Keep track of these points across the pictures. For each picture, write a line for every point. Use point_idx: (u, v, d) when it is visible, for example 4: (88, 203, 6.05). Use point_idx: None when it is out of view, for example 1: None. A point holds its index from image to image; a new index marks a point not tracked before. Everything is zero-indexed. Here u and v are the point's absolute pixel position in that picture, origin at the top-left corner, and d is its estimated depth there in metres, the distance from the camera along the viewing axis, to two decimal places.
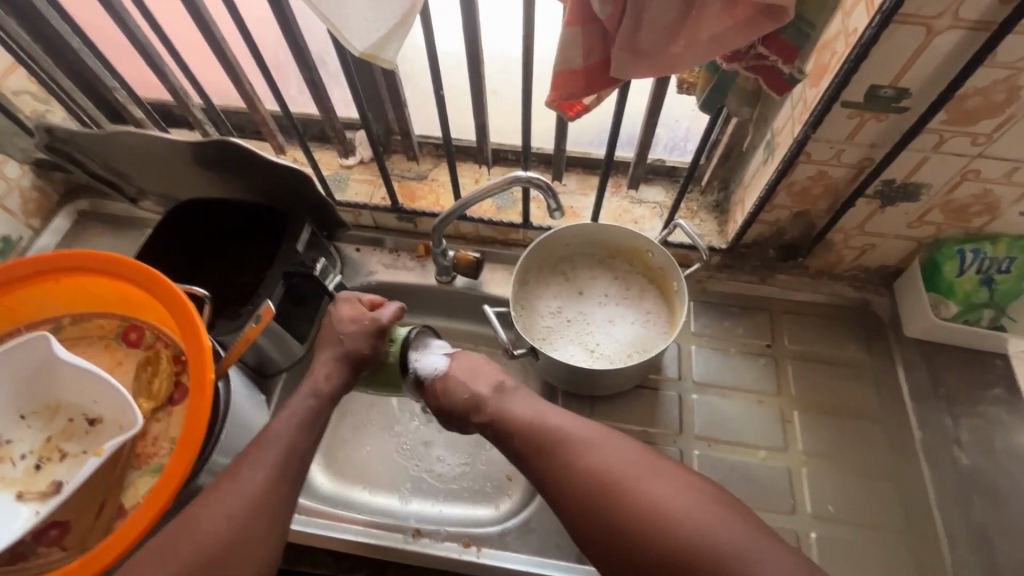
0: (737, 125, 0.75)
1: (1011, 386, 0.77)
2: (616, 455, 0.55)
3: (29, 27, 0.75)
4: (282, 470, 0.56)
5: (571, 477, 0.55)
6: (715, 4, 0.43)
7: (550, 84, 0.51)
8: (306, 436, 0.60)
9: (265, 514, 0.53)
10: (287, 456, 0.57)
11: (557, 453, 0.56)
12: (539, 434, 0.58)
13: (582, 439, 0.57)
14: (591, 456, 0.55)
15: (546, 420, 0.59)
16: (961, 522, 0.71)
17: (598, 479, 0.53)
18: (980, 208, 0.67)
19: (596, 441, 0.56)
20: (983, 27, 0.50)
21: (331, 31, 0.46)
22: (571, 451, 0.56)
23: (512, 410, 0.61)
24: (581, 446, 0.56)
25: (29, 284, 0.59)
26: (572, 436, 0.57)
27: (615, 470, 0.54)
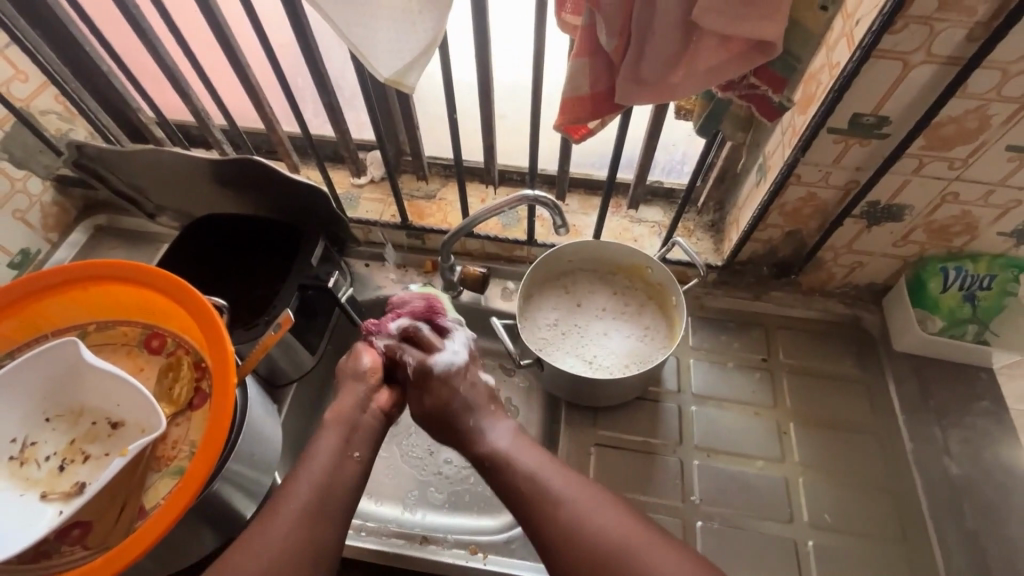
0: (730, 150, 0.80)
1: (997, 398, 0.80)
2: (613, 513, 0.55)
3: (61, 53, 0.80)
4: (330, 480, 0.57)
5: (568, 542, 0.53)
6: (711, 39, 0.47)
7: (560, 109, 0.55)
8: (345, 454, 0.60)
9: (321, 523, 0.54)
10: (331, 468, 0.58)
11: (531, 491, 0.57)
12: (540, 491, 0.57)
13: (583, 502, 0.55)
14: (594, 518, 0.54)
15: (549, 475, 0.58)
16: (953, 530, 0.73)
17: (598, 542, 0.53)
18: (960, 228, 0.71)
19: (597, 503, 0.55)
20: (954, 62, 0.54)
21: (353, 53, 0.50)
22: (571, 511, 0.55)
23: (514, 461, 0.60)
24: (581, 509, 0.55)
25: (58, 292, 0.62)
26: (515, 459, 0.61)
27: (615, 529, 0.53)
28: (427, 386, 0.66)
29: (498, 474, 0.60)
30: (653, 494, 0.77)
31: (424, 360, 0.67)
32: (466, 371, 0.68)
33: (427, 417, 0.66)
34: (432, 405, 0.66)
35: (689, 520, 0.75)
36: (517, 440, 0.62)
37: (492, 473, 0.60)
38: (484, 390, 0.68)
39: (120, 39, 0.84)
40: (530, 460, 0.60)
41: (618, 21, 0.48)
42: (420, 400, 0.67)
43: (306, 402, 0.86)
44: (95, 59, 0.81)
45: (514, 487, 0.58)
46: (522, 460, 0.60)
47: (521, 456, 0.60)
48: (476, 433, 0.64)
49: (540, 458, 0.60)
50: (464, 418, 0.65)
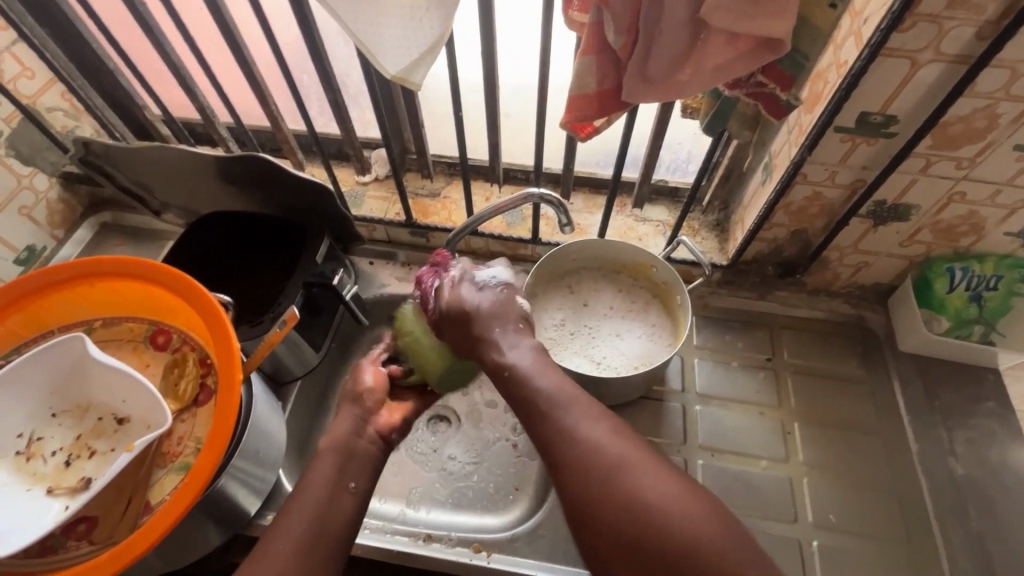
0: (736, 149, 0.79)
1: (1003, 400, 0.80)
2: (623, 438, 0.48)
3: (68, 50, 0.80)
4: (323, 515, 0.53)
5: (572, 455, 0.47)
6: (720, 36, 0.47)
7: (566, 106, 0.55)
8: (340, 485, 0.56)
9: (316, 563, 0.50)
10: (326, 500, 0.54)
11: (551, 413, 0.50)
12: (557, 416, 0.49)
13: (591, 421, 0.49)
14: (599, 439, 0.47)
15: (560, 392, 0.51)
16: (958, 531, 0.73)
17: (611, 481, 0.45)
18: (967, 228, 0.71)
19: (603, 421, 0.49)
20: (963, 61, 0.54)
21: (357, 45, 0.50)
22: (578, 429, 0.48)
23: (529, 374, 0.53)
24: (587, 427, 0.48)
25: (65, 288, 0.62)
26: (538, 376, 0.53)
27: (637, 471, 0.45)
28: (459, 287, 0.62)
29: (510, 382, 0.54)
30: None
31: (473, 269, 0.64)
32: (505, 291, 0.62)
33: (449, 313, 0.60)
34: (458, 303, 0.61)
35: None
36: (536, 354, 0.56)
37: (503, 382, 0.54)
38: (519, 320, 0.60)
39: (126, 36, 0.85)
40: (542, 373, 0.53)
41: (626, 18, 0.47)
42: (448, 295, 0.62)
43: (310, 400, 0.86)
44: (102, 56, 0.81)
45: (531, 407, 0.51)
46: (534, 372, 0.53)
47: (535, 371, 0.53)
48: (489, 342, 0.57)
49: (556, 376, 0.53)
50: (490, 324, 0.58)
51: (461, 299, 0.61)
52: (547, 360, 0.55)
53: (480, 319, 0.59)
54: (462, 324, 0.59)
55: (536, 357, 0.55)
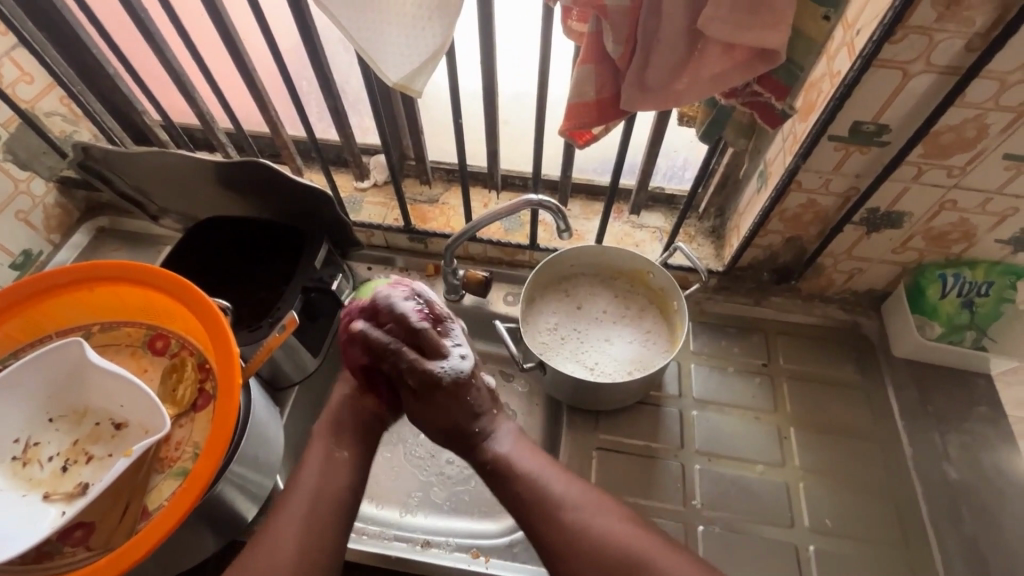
0: (732, 156, 0.80)
1: (995, 404, 0.81)
2: (617, 521, 0.56)
3: (68, 55, 0.80)
4: (320, 489, 0.59)
5: (576, 546, 0.55)
6: (716, 47, 0.48)
7: (565, 114, 0.56)
8: (330, 457, 0.62)
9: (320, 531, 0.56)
10: (321, 471, 0.60)
11: (541, 496, 0.58)
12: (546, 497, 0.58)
13: (587, 506, 0.57)
14: (598, 526, 0.56)
15: (552, 481, 0.59)
16: (953, 535, 0.73)
17: (603, 548, 0.54)
18: (958, 235, 0.72)
19: (599, 508, 0.57)
20: (952, 72, 0.56)
21: (357, 51, 0.50)
22: (574, 515, 0.56)
23: (518, 464, 0.61)
24: (584, 514, 0.56)
25: (64, 293, 0.62)
26: (527, 464, 0.61)
27: (623, 538, 0.55)
28: (425, 391, 0.64)
29: (500, 475, 0.60)
30: (654, 498, 0.77)
31: (430, 369, 0.63)
32: (473, 378, 0.65)
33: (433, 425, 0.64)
34: (437, 413, 0.64)
35: (691, 524, 0.75)
36: (518, 442, 0.64)
37: (495, 475, 0.61)
38: (487, 398, 0.66)
39: (126, 42, 0.85)
40: (531, 464, 0.61)
41: (624, 30, 0.48)
42: (417, 406, 0.64)
43: (308, 405, 0.86)
44: (102, 62, 0.81)
45: (517, 494, 0.59)
46: (525, 464, 0.61)
47: (526, 461, 0.61)
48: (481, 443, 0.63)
49: (543, 463, 0.61)
50: (470, 426, 0.63)
51: (435, 403, 0.64)
52: (530, 448, 0.63)
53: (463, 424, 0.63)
54: (448, 432, 0.64)
55: (518, 445, 0.63)
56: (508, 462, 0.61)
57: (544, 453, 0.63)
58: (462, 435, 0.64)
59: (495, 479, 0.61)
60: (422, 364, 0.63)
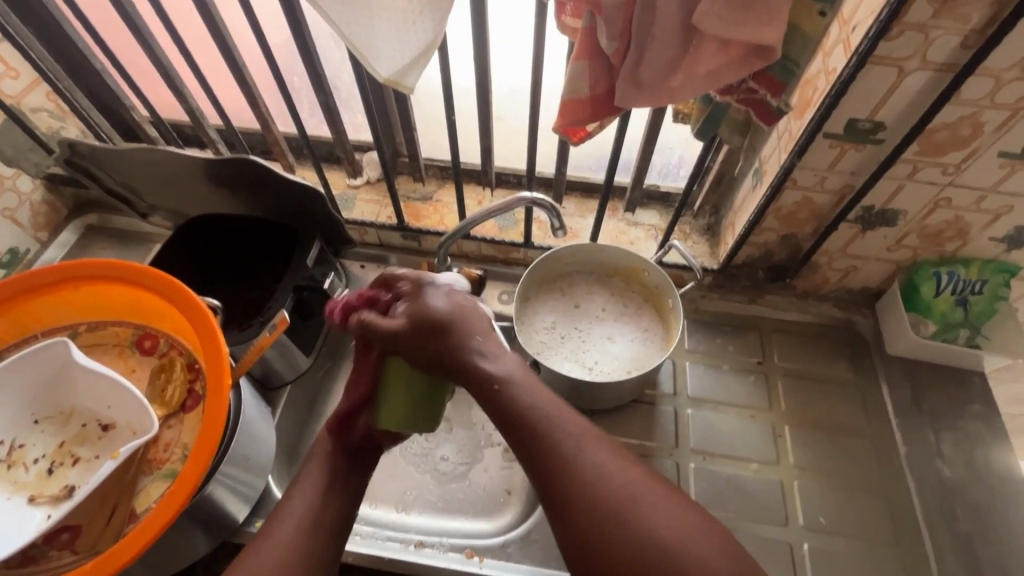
0: (727, 153, 0.80)
1: (988, 402, 0.81)
2: (625, 465, 0.48)
3: (53, 49, 0.78)
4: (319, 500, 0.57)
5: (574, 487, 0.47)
6: (711, 43, 0.47)
7: (558, 111, 0.55)
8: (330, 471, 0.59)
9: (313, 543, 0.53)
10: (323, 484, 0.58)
11: (544, 437, 0.49)
12: (549, 437, 0.49)
13: (596, 456, 0.48)
14: (599, 468, 0.47)
15: (554, 417, 0.50)
16: (947, 533, 0.73)
17: (610, 504, 0.45)
18: (952, 233, 0.72)
19: (608, 457, 0.48)
20: (948, 69, 0.55)
21: (349, 48, 0.49)
22: (581, 464, 0.47)
23: (516, 391, 0.52)
24: (592, 463, 0.47)
25: (49, 292, 0.61)
26: (530, 396, 0.52)
27: (634, 495, 0.46)
28: (414, 297, 0.58)
29: (494, 397, 0.52)
30: None
31: (423, 275, 0.60)
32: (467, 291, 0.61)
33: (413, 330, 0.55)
34: (419, 315, 0.56)
35: None
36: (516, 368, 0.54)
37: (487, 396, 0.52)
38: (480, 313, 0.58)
39: (114, 37, 0.84)
40: (531, 390, 0.52)
41: (618, 24, 0.47)
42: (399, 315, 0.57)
43: (300, 405, 0.85)
44: (89, 56, 0.79)
45: (515, 429, 0.50)
46: (523, 390, 0.52)
47: (524, 389, 0.52)
48: (468, 353, 0.54)
49: (545, 398, 0.52)
50: (460, 332, 0.55)
51: (419, 306, 0.57)
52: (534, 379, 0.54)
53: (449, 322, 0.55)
54: (431, 331, 0.55)
55: (519, 375, 0.54)
56: (510, 390, 0.52)
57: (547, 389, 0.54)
58: (445, 333, 0.55)
59: (489, 398, 0.52)
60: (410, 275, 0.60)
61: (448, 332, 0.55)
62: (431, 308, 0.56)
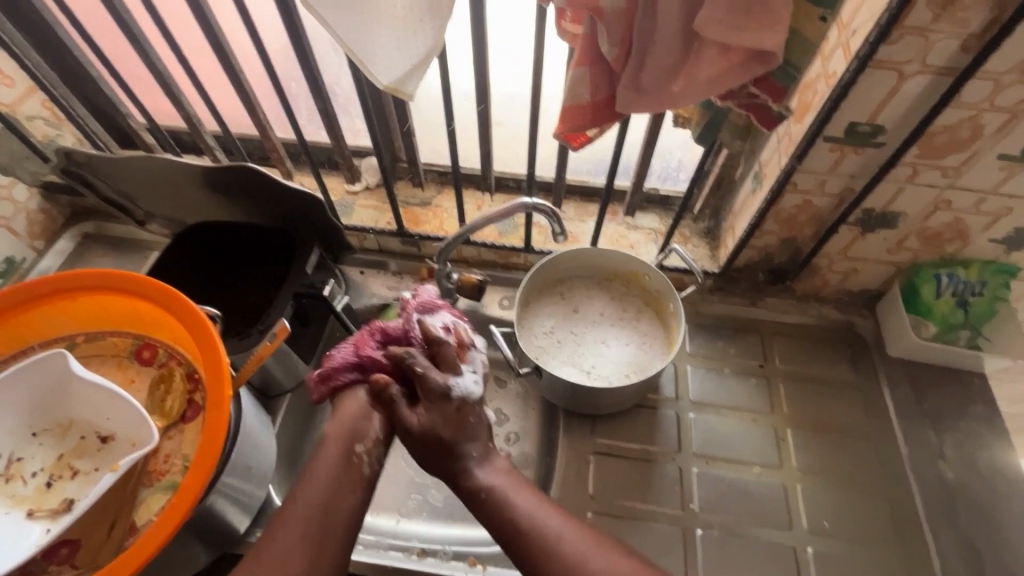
0: (727, 157, 0.80)
1: (989, 402, 0.81)
2: (615, 560, 0.52)
3: (50, 58, 0.78)
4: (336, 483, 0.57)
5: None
6: (712, 49, 0.47)
7: (559, 117, 0.55)
8: (341, 451, 0.59)
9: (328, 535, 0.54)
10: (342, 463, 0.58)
11: (530, 539, 0.53)
12: (535, 537, 0.53)
13: (581, 549, 0.52)
14: (591, 561, 0.51)
15: (538, 517, 0.55)
16: (951, 535, 0.73)
17: None
18: (952, 235, 0.72)
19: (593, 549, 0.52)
20: (947, 73, 0.55)
21: (348, 56, 0.49)
22: (569, 558, 0.52)
23: (509, 502, 0.56)
24: (580, 556, 0.52)
25: (47, 303, 0.60)
26: (516, 499, 0.56)
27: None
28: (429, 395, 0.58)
29: (488, 510, 0.56)
30: (653, 502, 0.76)
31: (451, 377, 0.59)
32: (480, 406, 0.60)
33: (415, 437, 0.58)
34: (423, 427, 0.58)
35: (689, 527, 0.75)
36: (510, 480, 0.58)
37: (484, 510, 0.56)
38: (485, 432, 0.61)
39: (111, 44, 0.83)
40: (523, 499, 0.56)
41: (619, 31, 0.47)
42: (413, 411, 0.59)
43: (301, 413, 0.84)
44: (85, 64, 0.79)
45: (504, 533, 0.55)
46: (511, 495, 0.57)
47: (517, 497, 0.56)
48: (464, 468, 0.58)
49: (528, 498, 0.56)
50: (456, 452, 0.58)
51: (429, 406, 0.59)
52: (517, 481, 0.58)
53: (452, 443, 0.58)
54: (434, 445, 0.58)
55: (506, 479, 0.58)
56: (499, 497, 0.56)
57: (532, 487, 0.58)
58: (446, 449, 0.58)
59: (481, 512, 0.57)
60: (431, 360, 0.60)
61: (450, 446, 0.58)
62: (439, 420, 0.58)
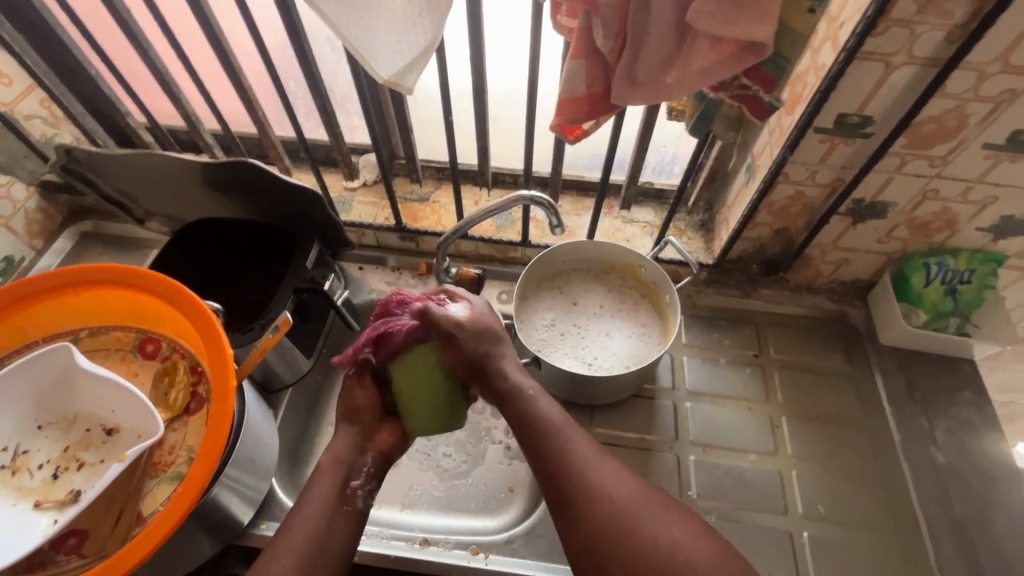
0: (720, 150, 0.81)
1: (979, 389, 0.83)
2: (631, 482, 0.56)
3: (48, 57, 0.78)
4: (341, 480, 0.61)
5: (588, 499, 0.54)
6: (704, 40, 0.49)
7: (555, 110, 0.56)
8: (347, 452, 0.63)
9: (338, 522, 0.59)
10: (335, 463, 0.62)
11: (555, 446, 0.58)
12: (560, 446, 0.57)
13: (601, 467, 0.56)
14: (609, 482, 0.55)
15: (565, 431, 0.59)
16: (942, 517, 0.75)
17: (611, 511, 0.53)
18: (941, 224, 0.74)
19: (611, 471, 0.57)
20: (933, 64, 0.57)
21: (346, 47, 0.50)
22: (589, 472, 0.56)
23: (538, 413, 0.60)
24: (600, 474, 0.56)
25: (51, 298, 0.61)
26: (549, 412, 0.61)
27: (633, 503, 0.54)
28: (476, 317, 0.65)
29: (517, 409, 0.61)
30: (652, 490, 0.77)
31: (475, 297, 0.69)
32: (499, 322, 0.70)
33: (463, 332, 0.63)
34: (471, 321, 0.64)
35: (688, 513, 0.76)
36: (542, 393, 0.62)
37: (511, 409, 0.61)
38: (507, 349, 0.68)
39: (111, 43, 0.83)
40: (554, 411, 0.61)
41: (614, 23, 0.48)
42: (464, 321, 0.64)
43: (302, 408, 0.85)
44: (83, 63, 0.79)
45: (532, 435, 0.59)
46: (542, 407, 0.61)
47: (547, 408, 0.61)
48: (500, 372, 0.63)
49: (555, 412, 0.61)
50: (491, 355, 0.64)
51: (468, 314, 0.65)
52: (549, 398, 0.63)
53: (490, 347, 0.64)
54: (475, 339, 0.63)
55: (539, 392, 0.63)
56: (533, 405, 0.61)
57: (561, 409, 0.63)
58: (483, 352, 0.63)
59: (512, 413, 0.61)
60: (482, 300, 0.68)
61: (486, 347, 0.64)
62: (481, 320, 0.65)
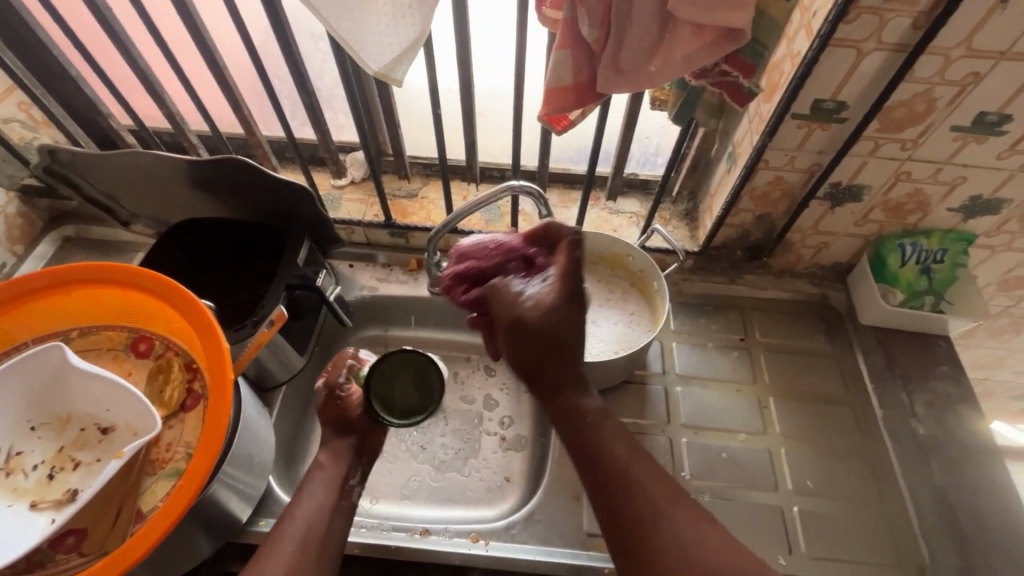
0: (702, 139, 0.84)
1: (955, 363, 0.85)
2: (709, 532, 0.51)
3: (25, 58, 0.77)
4: (341, 478, 0.66)
5: (660, 548, 0.50)
6: (686, 29, 0.50)
7: (543, 99, 0.58)
8: (345, 454, 0.69)
9: (337, 512, 0.62)
10: (335, 458, 0.68)
11: (624, 484, 0.54)
12: (630, 486, 0.54)
13: (674, 513, 0.52)
14: (684, 530, 0.51)
15: (635, 468, 0.55)
16: (925, 486, 0.77)
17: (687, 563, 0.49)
18: (914, 205, 0.77)
19: (683, 517, 0.52)
20: (901, 49, 0.59)
21: (335, 40, 0.50)
22: (660, 518, 0.52)
23: (604, 443, 0.56)
24: (672, 520, 0.52)
25: (40, 297, 0.60)
26: (614, 444, 0.57)
27: (712, 556, 0.50)
28: (545, 304, 0.58)
29: (574, 433, 0.58)
30: None
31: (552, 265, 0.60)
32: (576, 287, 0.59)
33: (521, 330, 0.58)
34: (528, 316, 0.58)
35: None
36: (605, 420, 0.58)
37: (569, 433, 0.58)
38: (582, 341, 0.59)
39: (92, 41, 0.83)
40: (619, 440, 0.57)
41: (598, 13, 0.50)
42: (532, 313, 0.58)
43: (296, 405, 0.85)
44: (64, 64, 0.78)
45: (597, 467, 0.55)
46: (608, 435, 0.57)
47: (609, 437, 0.57)
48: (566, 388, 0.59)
49: (623, 445, 0.57)
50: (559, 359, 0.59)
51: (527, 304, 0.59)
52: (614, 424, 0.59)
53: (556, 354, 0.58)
54: (536, 340, 0.57)
55: (604, 418, 0.59)
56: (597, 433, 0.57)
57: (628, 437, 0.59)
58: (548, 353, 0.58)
59: (574, 438, 0.57)
60: (568, 260, 0.59)
61: (553, 350, 0.58)
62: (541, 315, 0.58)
